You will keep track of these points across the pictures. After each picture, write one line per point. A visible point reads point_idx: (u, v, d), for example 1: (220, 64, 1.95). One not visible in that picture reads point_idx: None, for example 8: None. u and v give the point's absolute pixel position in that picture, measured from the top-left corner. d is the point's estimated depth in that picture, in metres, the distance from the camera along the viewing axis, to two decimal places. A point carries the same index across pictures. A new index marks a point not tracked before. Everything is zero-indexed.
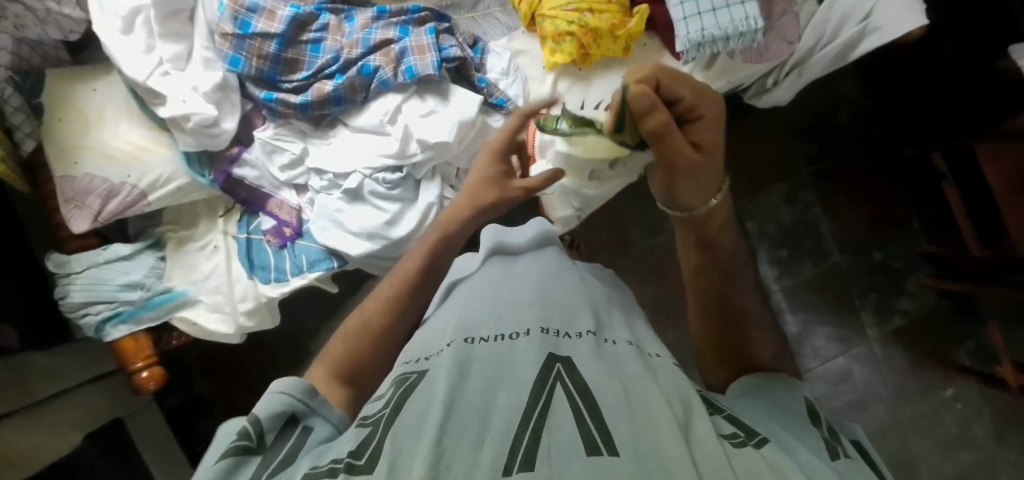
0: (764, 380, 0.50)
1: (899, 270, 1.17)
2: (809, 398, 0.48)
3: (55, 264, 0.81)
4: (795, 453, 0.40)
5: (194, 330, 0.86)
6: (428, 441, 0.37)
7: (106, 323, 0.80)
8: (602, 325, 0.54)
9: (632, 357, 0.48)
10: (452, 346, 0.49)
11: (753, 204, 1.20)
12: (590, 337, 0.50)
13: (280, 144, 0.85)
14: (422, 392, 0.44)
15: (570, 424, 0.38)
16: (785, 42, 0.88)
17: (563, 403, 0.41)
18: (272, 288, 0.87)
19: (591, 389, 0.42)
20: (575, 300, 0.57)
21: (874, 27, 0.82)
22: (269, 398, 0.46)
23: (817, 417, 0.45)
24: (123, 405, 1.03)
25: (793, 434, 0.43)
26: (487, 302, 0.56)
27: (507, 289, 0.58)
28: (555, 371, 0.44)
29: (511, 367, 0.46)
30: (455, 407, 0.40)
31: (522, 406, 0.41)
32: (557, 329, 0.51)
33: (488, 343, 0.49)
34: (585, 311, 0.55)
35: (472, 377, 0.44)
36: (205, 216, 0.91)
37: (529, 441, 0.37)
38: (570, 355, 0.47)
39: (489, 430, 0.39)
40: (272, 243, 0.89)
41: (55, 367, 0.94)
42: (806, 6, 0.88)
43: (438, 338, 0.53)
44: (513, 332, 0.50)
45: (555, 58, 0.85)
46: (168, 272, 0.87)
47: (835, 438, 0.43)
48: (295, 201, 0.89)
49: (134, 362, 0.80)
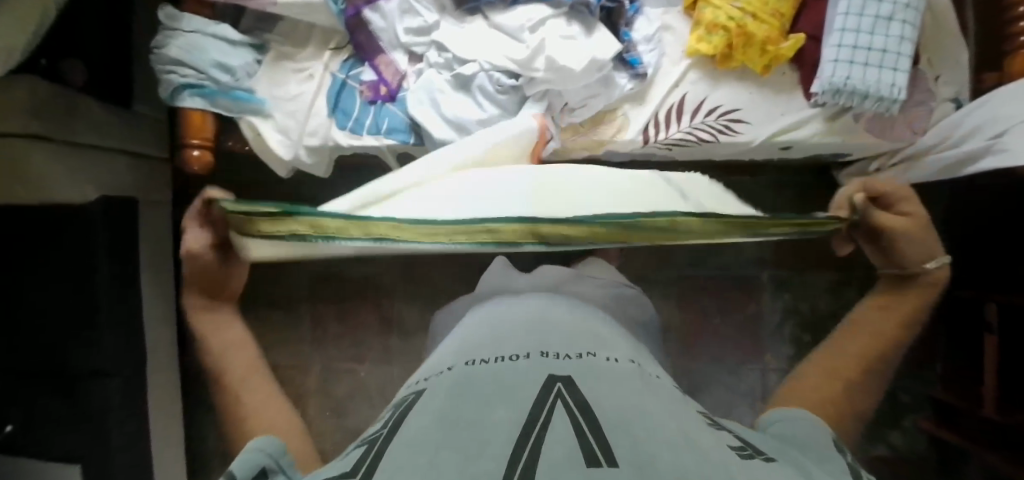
0: (802, 413, 0.53)
1: (904, 403, 1.20)
2: (833, 433, 0.50)
3: (165, 15, 0.81)
4: (811, 470, 0.42)
5: (256, 139, 0.87)
6: (425, 458, 0.39)
7: (185, 89, 0.82)
8: (603, 344, 0.59)
9: (631, 377, 0.52)
10: (454, 370, 0.54)
11: (800, 279, 1.18)
12: (589, 358, 0.55)
13: (417, 8, 0.86)
14: (422, 413, 0.47)
15: (570, 440, 0.40)
16: (909, 130, 0.91)
17: (563, 418, 0.43)
18: (344, 135, 0.88)
19: (591, 405, 0.45)
20: (578, 326, 0.63)
21: (1000, 148, 0.81)
22: (244, 453, 0.46)
23: (840, 446, 0.48)
24: (140, 189, 1.05)
25: (812, 455, 0.46)
26: (491, 332, 0.63)
27: (508, 320, 0.65)
28: (555, 390, 0.47)
29: (512, 387, 0.49)
30: (453, 425, 0.44)
31: (521, 419, 0.43)
32: (557, 350, 0.56)
33: (488, 365, 0.54)
34: (584, 338, 0.60)
35: (470, 397, 0.48)
36: (315, 44, 0.90)
37: (528, 454, 0.39)
38: (570, 376, 0.50)
39: (487, 441, 0.41)
40: (364, 95, 0.89)
41: (105, 121, 0.97)
42: (942, 106, 0.90)
43: (441, 365, 0.59)
44: (513, 354, 0.55)
45: (699, 46, 0.86)
46: (258, 76, 0.87)
47: (855, 462, 0.46)
48: (403, 66, 0.89)
49: (192, 137, 0.83)
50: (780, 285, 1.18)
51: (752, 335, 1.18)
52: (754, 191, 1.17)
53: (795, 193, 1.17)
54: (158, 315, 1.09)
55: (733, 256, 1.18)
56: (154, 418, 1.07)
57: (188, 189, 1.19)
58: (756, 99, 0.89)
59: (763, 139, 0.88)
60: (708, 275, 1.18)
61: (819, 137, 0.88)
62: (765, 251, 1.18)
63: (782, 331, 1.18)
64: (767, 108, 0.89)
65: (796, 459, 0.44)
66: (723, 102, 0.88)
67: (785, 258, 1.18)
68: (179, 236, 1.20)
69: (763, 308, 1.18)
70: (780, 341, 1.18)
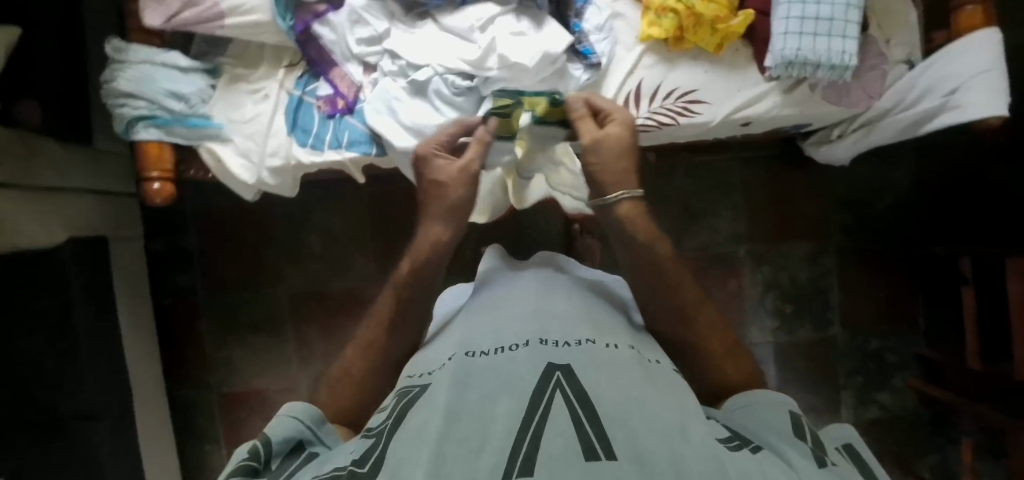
0: (752, 397, 0.56)
1: (891, 364, 1.20)
2: (795, 409, 0.52)
3: (112, 48, 0.81)
4: (786, 454, 0.44)
5: (216, 164, 0.87)
6: (430, 449, 0.40)
7: (139, 121, 0.81)
8: (600, 333, 0.59)
9: (630, 365, 0.53)
10: (455, 361, 0.54)
11: (776, 251, 1.20)
12: (587, 347, 0.55)
13: (366, 18, 0.85)
14: (425, 405, 0.48)
15: (569, 430, 0.41)
16: (866, 95, 0.91)
17: (563, 409, 0.44)
18: (305, 153, 0.87)
19: (589, 395, 0.46)
20: (573, 315, 0.63)
21: (955, 104, 0.84)
22: (276, 422, 0.53)
23: (803, 429, 0.49)
24: (109, 225, 1.04)
25: (781, 437, 0.48)
26: (489, 322, 0.63)
27: (507, 309, 0.65)
28: (555, 379, 0.48)
29: (513, 376, 0.49)
30: (456, 416, 0.44)
31: (522, 410, 0.44)
32: (555, 340, 0.56)
33: (488, 356, 0.54)
34: (583, 326, 0.60)
35: (472, 388, 0.48)
36: (268, 63, 0.90)
37: (528, 446, 0.39)
38: (569, 366, 0.51)
39: (489, 433, 0.42)
40: (321, 109, 0.88)
41: (64, 161, 0.95)
42: (896, 68, 0.91)
43: (438, 359, 0.60)
44: (513, 345, 0.55)
45: (651, 31, 0.87)
46: (213, 100, 0.86)
47: (817, 445, 0.47)
48: (359, 77, 0.88)
49: (150, 169, 0.83)
50: (757, 258, 1.20)
51: (735, 311, 1.19)
52: (723, 169, 1.19)
53: (762, 168, 1.19)
54: (140, 350, 1.08)
55: (708, 234, 1.19)
56: (145, 453, 1.06)
57: (159, 220, 1.18)
58: (712, 78, 0.89)
59: (723, 117, 0.89)
60: (686, 255, 1.19)
61: (779, 109, 0.90)
62: (740, 228, 1.19)
63: (764, 304, 1.20)
64: (724, 85, 0.89)
65: (777, 446, 0.46)
66: (680, 84, 0.89)
67: (758, 233, 1.20)
68: (154, 269, 1.19)
69: (743, 283, 1.19)
70: (762, 313, 1.20)
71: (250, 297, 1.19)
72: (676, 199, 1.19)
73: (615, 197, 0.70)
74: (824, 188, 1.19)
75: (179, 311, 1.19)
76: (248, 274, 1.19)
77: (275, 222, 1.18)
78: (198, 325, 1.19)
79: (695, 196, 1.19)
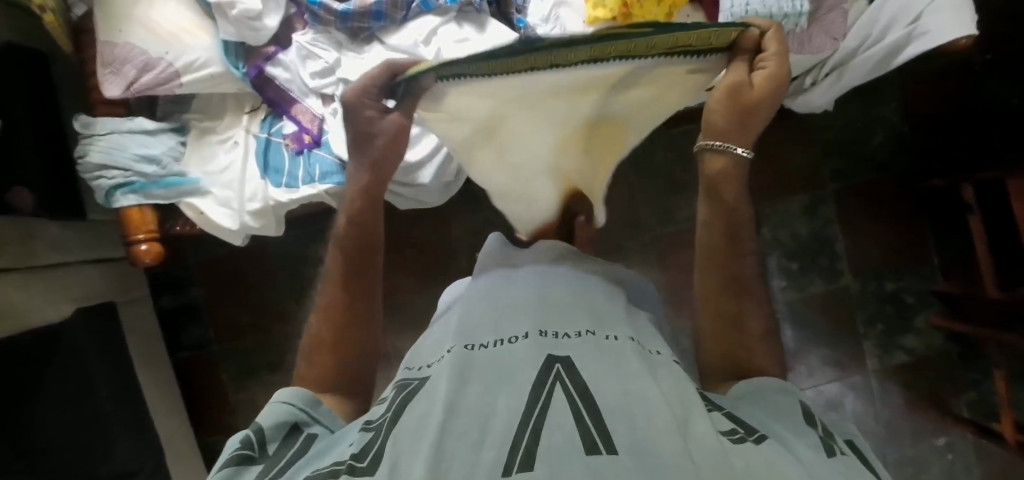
0: (755, 383, 0.51)
1: (910, 304, 1.16)
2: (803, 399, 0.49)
3: (80, 124, 0.84)
4: (795, 450, 0.41)
5: (200, 219, 0.88)
6: (430, 441, 0.40)
7: (117, 189, 0.84)
8: (602, 321, 0.54)
9: (633, 355, 0.48)
10: (452, 351, 0.50)
11: (772, 209, 1.17)
12: (589, 338, 0.50)
13: (315, 51, 0.87)
14: (424, 397, 0.46)
15: (570, 424, 0.40)
16: (828, 37, 0.87)
17: (563, 403, 0.42)
18: (283, 193, 0.88)
19: (591, 389, 0.43)
20: (574, 299, 0.57)
21: (921, 31, 0.82)
22: (272, 408, 0.51)
23: (811, 420, 0.46)
24: (116, 291, 1.09)
25: (789, 428, 0.45)
26: (489, 304, 0.57)
27: (507, 288, 0.60)
28: (554, 372, 0.45)
29: (512, 370, 0.47)
30: (455, 410, 0.43)
31: (521, 404, 0.43)
32: (556, 330, 0.52)
33: (487, 349, 0.50)
34: (583, 312, 0.55)
35: (472, 380, 0.46)
36: (232, 111, 0.92)
37: (529, 440, 0.39)
38: (570, 357, 0.47)
39: (489, 431, 0.41)
40: (290, 147, 0.90)
41: (60, 238, 0.98)
42: (856, 4, 0.88)
43: (440, 346, 0.55)
44: (512, 337, 0.51)
45: (597, 12, 0.84)
46: (185, 157, 0.89)
47: (828, 436, 0.44)
48: (319, 110, 0.89)
49: (135, 232, 0.85)
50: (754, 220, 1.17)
51: None
52: None
53: None
54: (165, 405, 1.12)
55: None
56: None
57: (164, 278, 1.22)
58: None
59: None
60: (681, 229, 1.18)
61: None
62: None
63: (768, 263, 1.17)
64: None
65: (784, 438, 0.43)
66: None
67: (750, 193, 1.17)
68: (167, 325, 1.23)
69: None
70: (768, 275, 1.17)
71: (263, 338, 1.22)
72: (660, 173, 1.17)
73: (716, 148, 0.53)
74: (811, 138, 1.17)
75: (198, 361, 1.23)
76: (257, 314, 1.23)
77: (274, 262, 1.22)
78: (217, 373, 1.23)
79: (681, 167, 1.17)
